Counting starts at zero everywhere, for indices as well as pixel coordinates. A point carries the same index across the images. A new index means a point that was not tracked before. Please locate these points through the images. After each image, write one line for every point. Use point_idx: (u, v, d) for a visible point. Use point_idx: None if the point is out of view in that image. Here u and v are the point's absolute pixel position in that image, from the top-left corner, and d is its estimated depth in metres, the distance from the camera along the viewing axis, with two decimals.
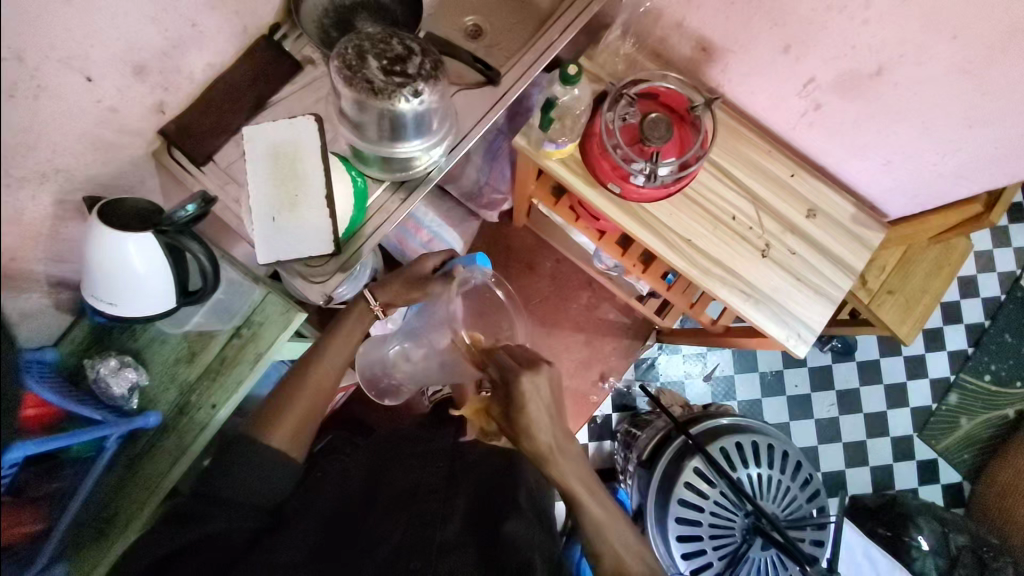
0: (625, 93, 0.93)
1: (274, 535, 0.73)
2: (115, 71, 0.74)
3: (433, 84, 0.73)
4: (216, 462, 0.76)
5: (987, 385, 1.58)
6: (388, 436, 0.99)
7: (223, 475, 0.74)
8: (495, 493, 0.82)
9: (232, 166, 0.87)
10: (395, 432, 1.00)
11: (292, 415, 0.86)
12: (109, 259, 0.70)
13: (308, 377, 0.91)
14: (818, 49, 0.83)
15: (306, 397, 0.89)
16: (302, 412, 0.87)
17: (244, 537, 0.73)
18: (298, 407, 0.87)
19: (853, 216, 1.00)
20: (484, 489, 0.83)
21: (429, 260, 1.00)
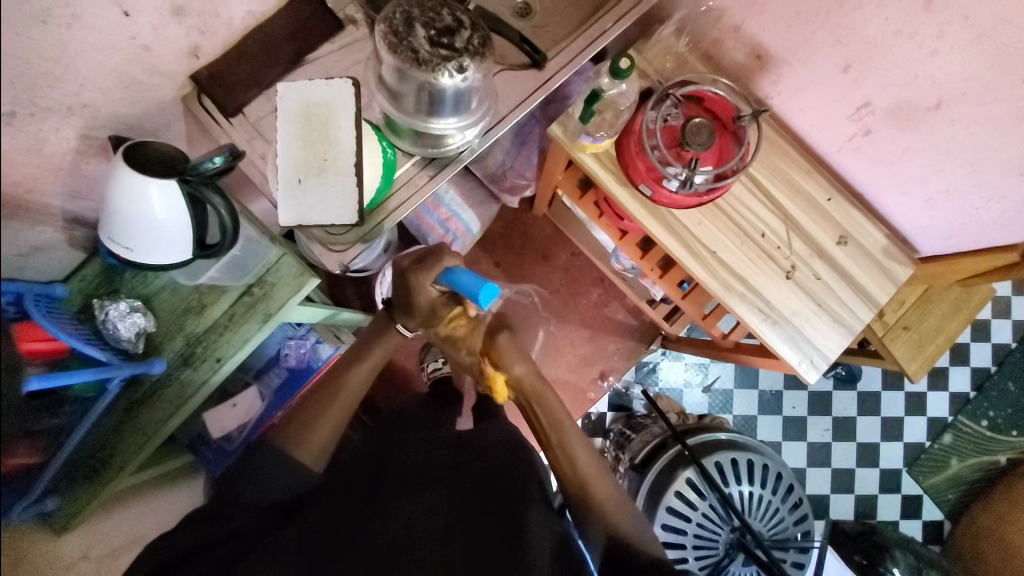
0: (671, 93, 0.90)
1: (283, 527, 0.77)
2: (153, 9, 0.72)
3: (479, 61, 0.71)
4: (237, 468, 0.82)
5: (984, 430, 1.57)
6: (395, 416, 1.07)
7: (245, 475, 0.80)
8: (504, 481, 0.88)
9: (261, 121, 0.84)
10: (400, 412, 1.08)
11: (325, 427, 0.92)
12: (131, 203, 0.68)
13: (338, 395, 0.96)
14: (878, 73, 0.80)
15: (339, 407, 0.95)
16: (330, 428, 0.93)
17: (256, 528, 0.77)
18: (331, 418, 0.93)
19: (884, 248, 0.98)
20: (488, 483, 0.87)
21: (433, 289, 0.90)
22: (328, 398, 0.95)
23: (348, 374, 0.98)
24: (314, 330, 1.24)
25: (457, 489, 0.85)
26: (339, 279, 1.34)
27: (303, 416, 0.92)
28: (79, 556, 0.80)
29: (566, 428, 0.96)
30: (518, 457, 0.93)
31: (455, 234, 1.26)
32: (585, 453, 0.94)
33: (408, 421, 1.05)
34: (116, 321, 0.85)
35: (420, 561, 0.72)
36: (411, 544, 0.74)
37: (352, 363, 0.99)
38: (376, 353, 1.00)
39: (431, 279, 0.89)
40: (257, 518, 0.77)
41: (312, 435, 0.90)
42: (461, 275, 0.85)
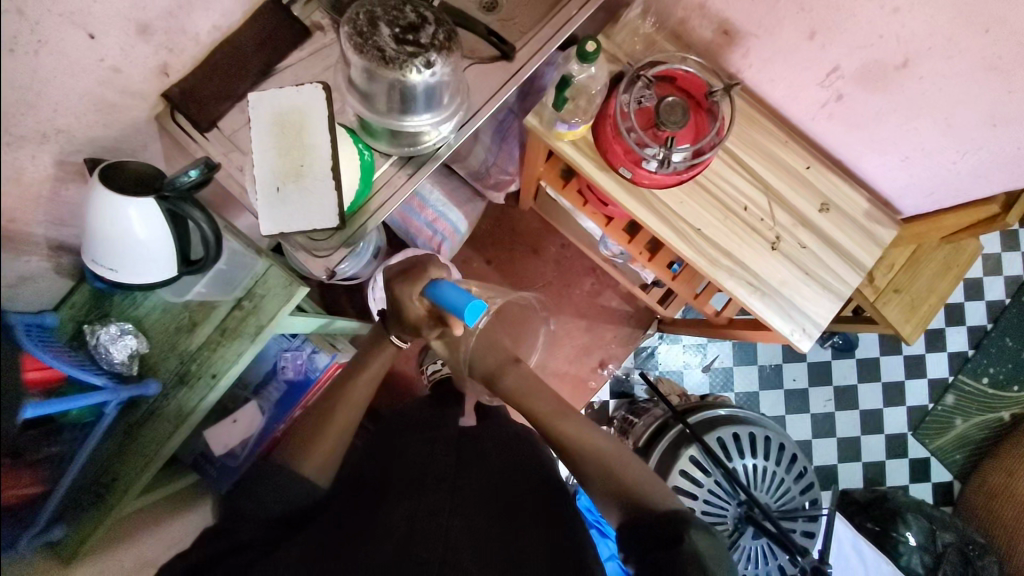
0: (642, 75, 0.91)
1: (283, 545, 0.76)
2: (119, 29, 0.72)
3: (446, 55, 0.71)
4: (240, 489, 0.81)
5: (985, 387, 1.58)
6: (396, 419, 1.07)
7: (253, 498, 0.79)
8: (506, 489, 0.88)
9: (236, 133, 0.84)
10: (402, 414, 1.08)
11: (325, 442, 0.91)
12: (112, 225, 0.68)
13: (336, 411, 0.95)
14: (843, 37, 0.81)
15: (339, 424, 0.94)
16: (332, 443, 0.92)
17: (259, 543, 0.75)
18: (332, 433, 0.93)
19: (866, 212, 0.99)
20: (493, 490, 0.87)
21: (421, 303, 0.89)
22: (326, 417, 0.94)
23: (347, 391, 0.98)
24: (309, 341, 1.23)
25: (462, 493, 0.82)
26: (330, 288, 1.35)
27: (303, 435, 0.92)
28: None
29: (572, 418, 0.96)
30: (518, 463, 0.94)
31: (443, 234, 1.26)
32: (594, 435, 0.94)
33: (409, 423, 1.04)
34: (108, 345, 0.86)
35: (425, 563, 0.71)
36: (413, 546, 0.73)
37: (348, 379, 1.00)
38: (371, 367, 1.01)
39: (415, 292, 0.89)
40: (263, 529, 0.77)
41: (313, 454, 0.89)
42: (447, 290, 0.82)
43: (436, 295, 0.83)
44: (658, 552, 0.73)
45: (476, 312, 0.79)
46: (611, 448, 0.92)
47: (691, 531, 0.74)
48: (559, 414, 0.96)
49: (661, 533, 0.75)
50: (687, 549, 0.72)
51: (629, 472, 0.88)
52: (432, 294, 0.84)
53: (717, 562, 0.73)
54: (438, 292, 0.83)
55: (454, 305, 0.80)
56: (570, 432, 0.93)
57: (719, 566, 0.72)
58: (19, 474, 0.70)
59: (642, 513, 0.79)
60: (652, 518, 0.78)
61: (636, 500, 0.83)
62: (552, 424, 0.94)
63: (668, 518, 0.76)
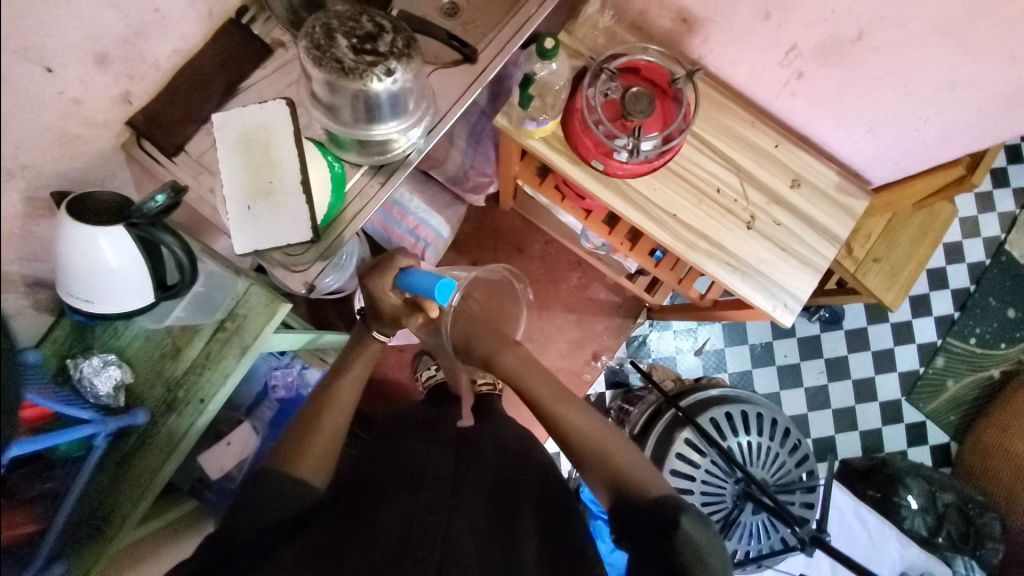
0: (605, 67, 0.91)
1: (283, 551, 0.75)
2: (75, 60, 0.71)
3: (406, 62, 0.71)
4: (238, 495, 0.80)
5: (973, 347, 1.60)
6: (392, 421, 1.08)
7: (245, 506, 0.77)
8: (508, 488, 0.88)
9: (204, 155, 0.84)
10: (399, 416, 1.09)
11: (316, 448, 0.88)
12: (83, 255, 0.68)
13: (324, 418, 0.92)
14: (798, 15, 0.82)
15: (327, 429, 0.91)
16: (323, 444, 0.89)
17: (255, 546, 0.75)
18: (322, 439, 0.90)
19: (838, 185, 1.00)
20: (494, 489, 0.87)
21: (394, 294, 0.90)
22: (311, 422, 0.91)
23: (333, 394, 0.96)
24: (298, 357, 1.26)
25: (460, 491, 0.83)
26: (317, 303, 1.34)
27: (291, 442, 0.88)
28: None
29: (565, 405, 0.93)
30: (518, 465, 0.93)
31: (425, 240, 1.26)
32: (587, 419, 0.93)
33: (404, 429, 1.04)
34: (92, 377, 0.85)
35: (422, 560, 0.72)
36: (411, 546, 0.74)
37: (333, 380, 0.98)
38: (356, 369, 0.99)
39: (391, 283, 0.89)
40: (260, 535, 0.76)
41: (305, 457, 0.86)
42: (419, 275, 0.84)
43: (410, 285, 0.84)
44: (656, 542, 0.75)
45: (446, 292, 0.80)
46: (612, 437, 0.91)
47: (689, 528, 0.74)
48: (561, 398, 0.93)
49: (660, 522, 0.77)
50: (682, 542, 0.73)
51: (635, 466, 0.87)
52: (408, 282, 0.85)
53: (712, 550, 0.75)
54: (414, 278, 0.84)
55: (428, 290, 0.82)
56: (567, 415, 0.92)
57: (715, 551, 0.75)
58: (9, 514, 0.70)
59: (638, 501, 0.81)
60: (648, 505, 0.79)
61: (638, 490, 0.83)
62: (556, 409, 0.92)
63: (670, 511, 0.77)
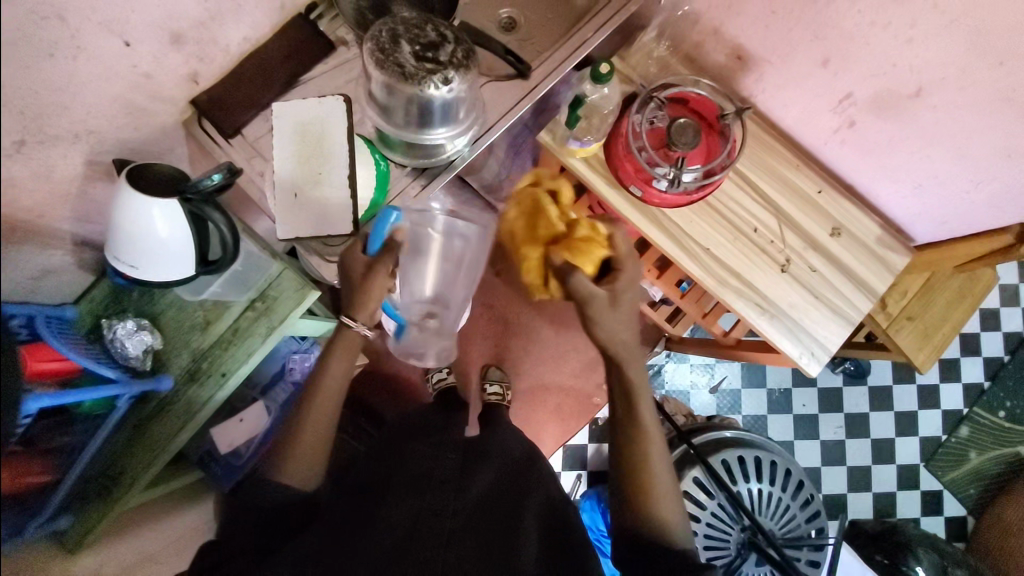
0: (655, 96, 0.92)
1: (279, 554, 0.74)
2: (152, 38, 0.75)
3: (464, 73, 0.73)
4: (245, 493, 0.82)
5: (1001, 420, 1.54)
6: (400, 423, 1.07)
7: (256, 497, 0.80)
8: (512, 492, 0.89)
9: (259, 140, 0.87)
10: (407, 418, 1.08)
11: (310, 437, 0.83)
12: (135, 222, 0.71)
13: (314, 408, 0.84)
14: (857, 64, 0.81)
15: (316, 420, 0.83)
16: (313, 445, 0.83)
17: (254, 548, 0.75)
18: (312, 431, 0.83)
19: (878, 239, 0.98)
20: (496, 497, 0.87)
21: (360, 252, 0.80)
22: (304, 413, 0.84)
23: (321, 381, 0.84)
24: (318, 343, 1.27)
25: (464, 494, 0.84)
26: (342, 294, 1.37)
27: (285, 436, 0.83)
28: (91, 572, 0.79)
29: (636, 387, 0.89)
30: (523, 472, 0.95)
31: None
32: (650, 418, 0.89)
33: (411, 430, 1.04)
34: (123, 340, 0.88)
35: (427, 562, 0.73)
36: (416, 544, 0.75)
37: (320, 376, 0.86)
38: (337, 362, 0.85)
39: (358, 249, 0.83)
40: (257, 533, 0.77)
41: (294, 462, 0.82)
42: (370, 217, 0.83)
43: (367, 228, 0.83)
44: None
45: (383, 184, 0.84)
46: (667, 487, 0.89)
47: None
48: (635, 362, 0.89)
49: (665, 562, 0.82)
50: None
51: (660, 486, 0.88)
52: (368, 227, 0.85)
53: None
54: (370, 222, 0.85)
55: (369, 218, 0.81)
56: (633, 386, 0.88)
57: None
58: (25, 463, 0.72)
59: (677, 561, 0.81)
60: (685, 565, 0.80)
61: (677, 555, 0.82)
62: (646, 431, 0.88)
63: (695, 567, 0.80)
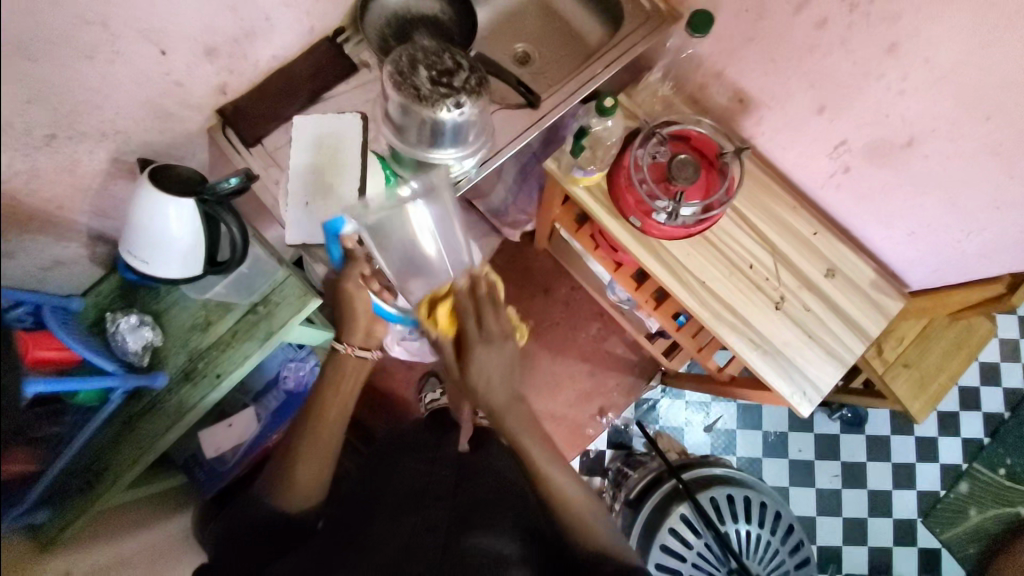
0: (657, 132, 0.96)
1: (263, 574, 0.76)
2: (188, 50, 0.79)
3: (475, 98, 0.78)
4: (234, 517, 0.84)
5: (1001, 478, 1.51)
6: (389, 440, 1.06)
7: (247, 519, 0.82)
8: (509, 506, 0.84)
9: (278, 150, 0.92)
10: (395, 436, 1.07)
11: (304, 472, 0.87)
12: (152, 219, 0.74)
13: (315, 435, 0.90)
14: (851, 113, 0.85)
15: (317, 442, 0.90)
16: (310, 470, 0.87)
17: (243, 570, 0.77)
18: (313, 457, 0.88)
19: (873, 281, 1.00)
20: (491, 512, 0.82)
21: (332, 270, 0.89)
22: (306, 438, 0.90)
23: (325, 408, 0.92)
24: (315, 354, 1.26)
25: (454, 512, 0.81)
26: None
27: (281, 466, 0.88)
28: (62, 571, 0.76)
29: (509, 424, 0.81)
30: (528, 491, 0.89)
31: None
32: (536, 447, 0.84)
33: (404, 446, 1.02)
34: (126, 334, 0.90)
35: None
36: (407, 564, 0.71)
37: (323, 395, 0.93)
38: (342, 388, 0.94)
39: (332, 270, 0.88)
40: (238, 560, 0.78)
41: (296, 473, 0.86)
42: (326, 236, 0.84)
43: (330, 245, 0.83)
44: None
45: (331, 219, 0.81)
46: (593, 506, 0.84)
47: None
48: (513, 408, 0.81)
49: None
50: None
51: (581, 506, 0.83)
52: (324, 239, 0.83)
53: None
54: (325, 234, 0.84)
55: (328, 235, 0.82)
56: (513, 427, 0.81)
57: None
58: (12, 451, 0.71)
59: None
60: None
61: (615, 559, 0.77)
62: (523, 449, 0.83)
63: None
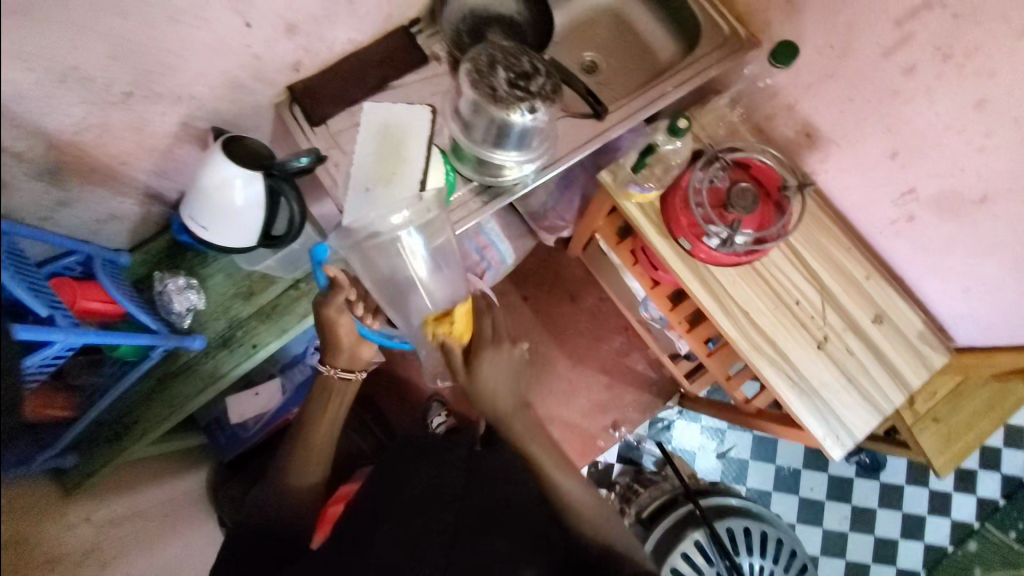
0: (720, 157, 0.95)
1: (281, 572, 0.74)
2: (271, 24, 0.79)
3: (549, 104, 0.77)
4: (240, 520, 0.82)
5: (1012, 543, 1.49)
6: (404, 445, 1.01)
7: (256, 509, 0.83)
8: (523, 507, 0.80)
9: (340, 133, 0.90)
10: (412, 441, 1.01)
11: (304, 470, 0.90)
12: (218, 186, 0.74)
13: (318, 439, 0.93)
14: (924, 163, 0.84)
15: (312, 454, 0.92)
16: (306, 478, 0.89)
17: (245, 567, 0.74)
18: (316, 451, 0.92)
19: (920, 333, 0.99)
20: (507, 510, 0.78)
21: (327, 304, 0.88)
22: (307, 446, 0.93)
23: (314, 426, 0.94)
24: None
25: (468, 504, 0.77)
26: None
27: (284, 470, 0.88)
28: (82, 518, 0.78)
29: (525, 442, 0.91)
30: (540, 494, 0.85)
31: (489, 262, 1.28)
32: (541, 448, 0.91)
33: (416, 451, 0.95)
34: (172, 295, 0.92)
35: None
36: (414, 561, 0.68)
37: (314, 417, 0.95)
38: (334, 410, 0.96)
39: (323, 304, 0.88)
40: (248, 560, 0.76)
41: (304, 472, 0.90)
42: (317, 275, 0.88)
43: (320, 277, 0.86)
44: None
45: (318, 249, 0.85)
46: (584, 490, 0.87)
47: None
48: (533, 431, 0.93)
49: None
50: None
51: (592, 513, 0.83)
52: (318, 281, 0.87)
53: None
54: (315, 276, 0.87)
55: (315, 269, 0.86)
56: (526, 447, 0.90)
57: None
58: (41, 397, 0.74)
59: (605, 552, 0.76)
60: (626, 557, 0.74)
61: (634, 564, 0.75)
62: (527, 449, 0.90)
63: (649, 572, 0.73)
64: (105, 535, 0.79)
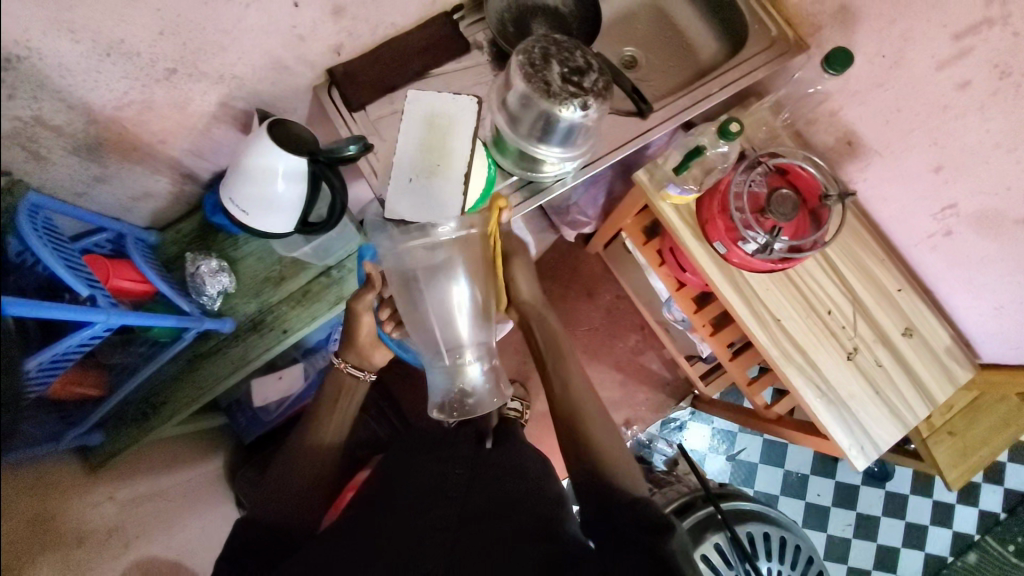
0: (762, 162, 0.93)
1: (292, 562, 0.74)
2: (318, 5, 0.77)
3: (602, 101, 0.76)
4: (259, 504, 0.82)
5: (1009, 555, 1.52)
6: (412, 434, 1.01)
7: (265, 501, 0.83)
8: (524, 502, 0.79)
9: (380, 120, 0.89)
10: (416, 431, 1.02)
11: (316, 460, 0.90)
12: (261, 172, 0.73)
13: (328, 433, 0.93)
14: (968, 179, 0.83)
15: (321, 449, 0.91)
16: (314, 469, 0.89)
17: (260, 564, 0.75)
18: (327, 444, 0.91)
19: (946, 347, 0.99)
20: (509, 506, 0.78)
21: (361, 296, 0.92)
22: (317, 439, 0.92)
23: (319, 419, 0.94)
24: None
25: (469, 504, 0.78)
26: None
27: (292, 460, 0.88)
28: (106, 496, 0.76)
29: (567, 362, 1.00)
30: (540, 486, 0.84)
31: None
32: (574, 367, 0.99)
33: (423, 445, 0.96)
34: (205, 277, 0.91)
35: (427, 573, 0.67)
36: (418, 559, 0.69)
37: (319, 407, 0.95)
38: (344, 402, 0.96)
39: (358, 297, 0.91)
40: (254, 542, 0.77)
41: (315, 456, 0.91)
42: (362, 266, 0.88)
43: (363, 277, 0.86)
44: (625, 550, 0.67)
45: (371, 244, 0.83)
46: (615, 444, 0.90)
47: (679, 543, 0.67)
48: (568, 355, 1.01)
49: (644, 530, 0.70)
50: (671, 547, 0.66)
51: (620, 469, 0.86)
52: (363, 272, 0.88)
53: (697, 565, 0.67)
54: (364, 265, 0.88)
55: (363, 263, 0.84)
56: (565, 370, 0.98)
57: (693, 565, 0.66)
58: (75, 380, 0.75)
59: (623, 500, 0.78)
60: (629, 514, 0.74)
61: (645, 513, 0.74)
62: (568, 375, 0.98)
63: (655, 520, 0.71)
64: (129, 515, 0.77)
